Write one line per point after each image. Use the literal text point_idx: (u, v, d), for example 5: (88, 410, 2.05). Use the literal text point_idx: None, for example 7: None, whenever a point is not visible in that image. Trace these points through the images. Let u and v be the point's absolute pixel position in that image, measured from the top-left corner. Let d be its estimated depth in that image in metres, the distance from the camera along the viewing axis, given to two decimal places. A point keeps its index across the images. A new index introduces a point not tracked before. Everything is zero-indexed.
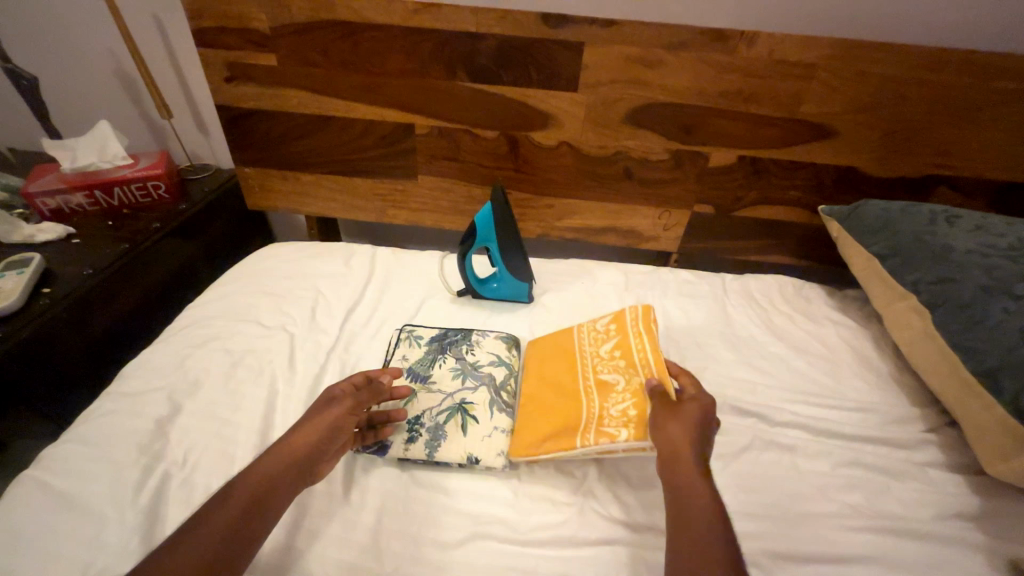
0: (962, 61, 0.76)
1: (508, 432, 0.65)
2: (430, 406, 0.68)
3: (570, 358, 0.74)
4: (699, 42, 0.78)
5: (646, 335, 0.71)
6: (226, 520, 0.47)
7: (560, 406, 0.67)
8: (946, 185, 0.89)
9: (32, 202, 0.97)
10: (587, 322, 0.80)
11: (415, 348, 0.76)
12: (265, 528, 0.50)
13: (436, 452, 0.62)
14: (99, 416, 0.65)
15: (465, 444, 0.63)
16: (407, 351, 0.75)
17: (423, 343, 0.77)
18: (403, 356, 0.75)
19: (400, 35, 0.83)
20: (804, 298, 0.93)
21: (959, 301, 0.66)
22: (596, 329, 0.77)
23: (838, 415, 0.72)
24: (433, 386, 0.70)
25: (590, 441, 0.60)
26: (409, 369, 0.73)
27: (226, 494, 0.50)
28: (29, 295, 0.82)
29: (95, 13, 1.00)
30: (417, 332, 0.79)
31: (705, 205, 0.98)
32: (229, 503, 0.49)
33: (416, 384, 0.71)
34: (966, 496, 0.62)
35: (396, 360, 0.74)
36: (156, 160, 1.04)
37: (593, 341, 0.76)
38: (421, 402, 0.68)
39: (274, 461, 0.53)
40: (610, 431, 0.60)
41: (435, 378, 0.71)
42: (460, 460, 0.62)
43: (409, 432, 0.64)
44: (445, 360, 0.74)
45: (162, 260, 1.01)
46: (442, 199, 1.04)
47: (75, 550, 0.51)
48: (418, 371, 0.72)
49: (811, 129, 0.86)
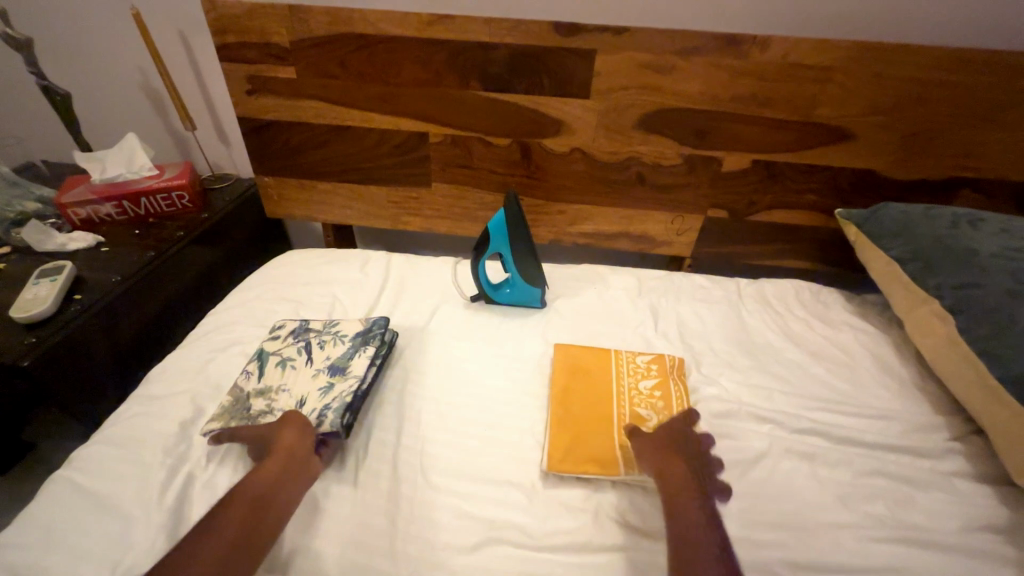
0: (984, 61, 0.75)
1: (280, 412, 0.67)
2: (341, 391, 0.69)
3: (602, 379, 0.74)
4: (711, 46, 0.79)
5: (684, 387, 0.73)
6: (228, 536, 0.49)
7: (590, 426, 0.67)
8: (969, 187, 0.87)
9: (65, 211, 1.01)
10: (625, 352, 0.80)
11: (339, 345, 0.76)
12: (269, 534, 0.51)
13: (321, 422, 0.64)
14: (126, 418, 0.68)
15: (295, 394, 0.70)
16: (331, 350, 0.75)
17: (344, 338, 0.77)
18: (366, 350, 0.74)
19: (415, 46, 0.85)
20: (822, 303, 0.92)
21: (984, 305, 0.65)
22: (635, 363, 0.77)
23: (858, 423, 0.70)
24: (320, 366, 0.73)
25: (632, 470, 0.61)
26: (330, 364, 0.73)
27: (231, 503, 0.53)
28: (62, 302, 0.85)
29: (125, 30, 1.04)
30: (341, 329, 0.79)
31: (719, 210, 0.97)
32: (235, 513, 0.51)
33: (336, 375, 0.71)
34: (995, 507, 0.60)
35: (353, 360, 0.73)
36: (180, 171, 1.08)
37: (631, 373, 0.75)
38: (339, 389, 0.69)
39: (279, 465, 0.57)
40: None
41: (352, 367, 0.72)
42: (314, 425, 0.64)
43: (317, 414, 0.65)
44: (322, 343, 0.77)
45: (186, 268, 1.04)
46: (456, 206, 1.05)
47: (104, 548, 0.53)
48: (339, 364, 0.73)
49: (827, 131, 0.85)
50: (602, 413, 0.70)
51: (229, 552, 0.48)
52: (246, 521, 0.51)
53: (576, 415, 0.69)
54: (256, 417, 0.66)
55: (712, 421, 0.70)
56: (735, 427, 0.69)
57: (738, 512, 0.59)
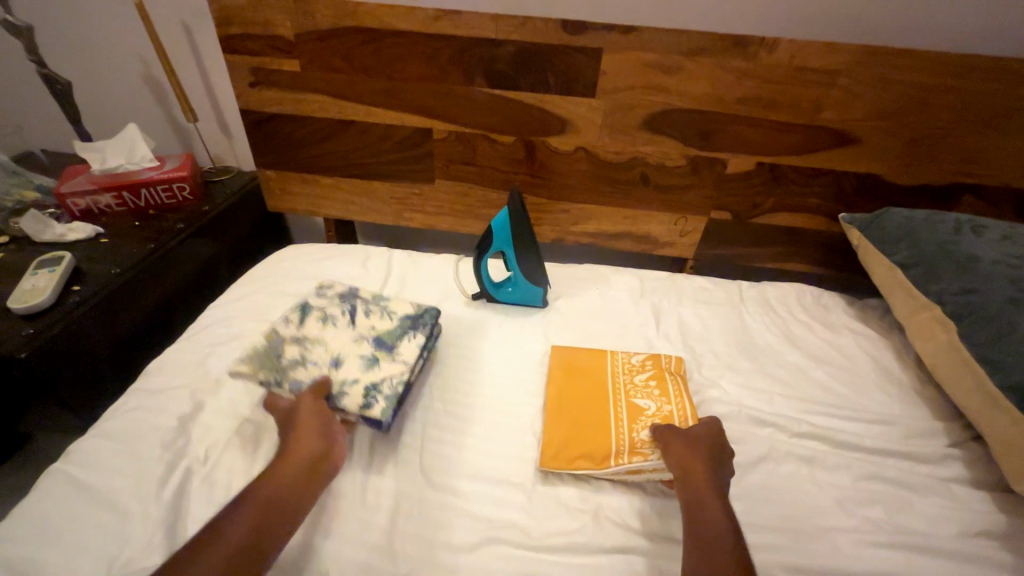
0: (990, 67, 0.75)
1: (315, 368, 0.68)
2: (391, 374, 0.68)
3: (600, 376, 0.74)
4: (718, 47, 0.78)
5: (681, 380, 0.73)
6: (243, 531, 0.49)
7: (585, 420, 0.67)
8: (972, 194, 0.87)
9: (64, 201, 1.00)
10: (621, 351, 0.80)
11: (386, 320, 0.75)
12: (284, 532, 0.51)
13: (368, 408, 0.63)
14: (125, 412, 0.67)
15: (332, 352, 0.70)
16: (377, 321, 0.75)
17: (394, 317, 0.76)
18: (416, 336, 0.74)
19: (420, 42, 0.84)
20: (823, 307, 0.92)
21: (985, 312, 0.65)
22: (630, 361, 0.77)
23: (858, 428, 0.70)
24: (363, 332, 0.73)
25: (624, 460, 0.61)
26: (376, 337, 0.73)
27: (244, 499, 0.52)
28: (60, 293, 0.84)
29: (127, 20, 1.04)
30: (391, 305, 0.78)
31: (723, 212, 0.97)
32: (247, 509, 0.51)
33: (381, 351, 0.71)
34: (992, 513, 0.60)
35: (402, 342, 0.72)
36: (181, 163, 1.07)
37: (626, 370, 0.75)
38: (385, 368, 0.68)
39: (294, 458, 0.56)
40: (643, 449, 0.62)
41: (400, 350, 0.71)
42: (358, 406, 0.63)
43: (364, 398, 0.64)
44: (368, 310, 0.77)
45: (186, 260, 1.03)
46: (458, 203, 1.05)
47: (102, 542, 0.53)
48: (385, 340, 0.72)
49: (832, 135, 0.84)
50: (599, 406, 0.69)
51: (242, 555, 0.47)
52: (258, 523, 0.50)
53: (572, 409, 0.69)
54: (289, 370, 0.67)
55: None
56: (735, 430, 0.69)
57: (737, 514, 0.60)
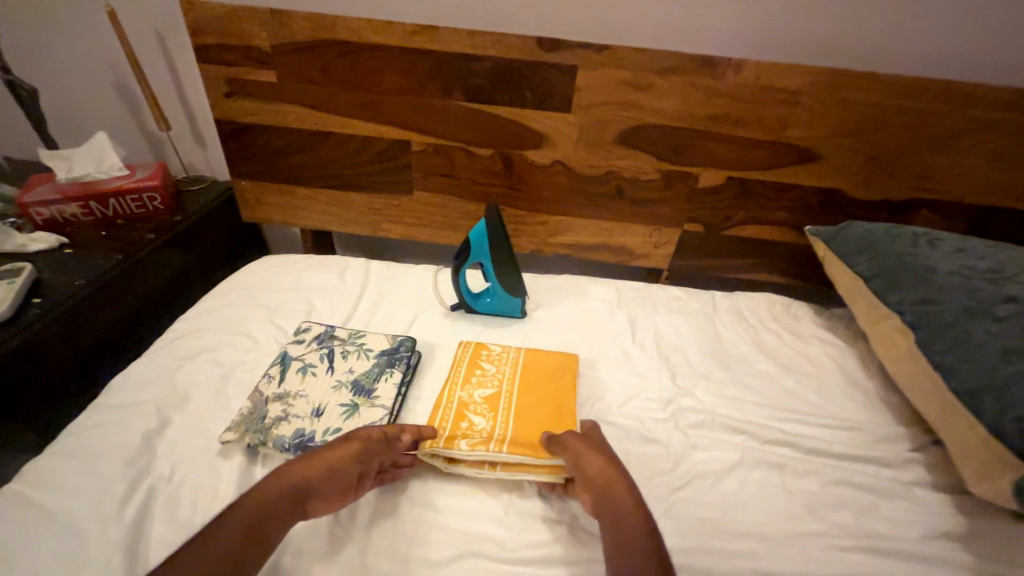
0: (940, 90, 0.79)
1: (299, 420, 0.66)
2: (372, 420, 0.67)
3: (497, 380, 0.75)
4: (689, 67, 0.81)
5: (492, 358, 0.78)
6: (223, 551, 0.47)
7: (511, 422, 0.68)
8: (928, 208, 0.92)
9: (26, 210, 0.97)
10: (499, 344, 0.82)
11: (364, 360, 0.76)
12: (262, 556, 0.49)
13: None
14: (86, 428, 0.65)
15: (313, 401, 0.70)
16: (354, 363, 0.75)
17: (372, 355, 0.76)
18: (393, 374, 0.74)
19: (399, 55, 0.85)
20: (792, 316, 0.95)
21: (941, 322, 0.68)
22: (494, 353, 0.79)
23: (825, 433, 0.73)
24: (342, 378, 0.73)
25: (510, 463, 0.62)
26: (354, 382, 0.72)
27: (225, 518, 0.50)
28: (19, 304, 0.81)
29: (97, 26, 1.02)
30: (367, 343, 0.78)
31: (696, 224, 1.00)
32: (228, 530, 0.49)
33: (360, 397, 0.70)
34: (952, 515, 0.62)
35: (380, 382, 0.72)
36: (153, 171, 1.05)
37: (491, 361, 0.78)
38: (365, 414, 0.68)
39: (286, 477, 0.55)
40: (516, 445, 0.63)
41: (379, 392, 0.71)
42: None
43: None
44: (345, 353, 0.77)
45: (156, 271, 1.00)
46: (437, 214, 1.05)
47: (55, 566, 0.50)
48: (364, 383, 0.72)
49: (797, 152, 0.88)
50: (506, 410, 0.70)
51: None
52: (240, 544, 0.48)
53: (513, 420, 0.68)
54: (272, 427, 0.65)
55: (687, 431, 0.71)
56: (709, 438, 0.71)
57: (710, 521, 0.60)
